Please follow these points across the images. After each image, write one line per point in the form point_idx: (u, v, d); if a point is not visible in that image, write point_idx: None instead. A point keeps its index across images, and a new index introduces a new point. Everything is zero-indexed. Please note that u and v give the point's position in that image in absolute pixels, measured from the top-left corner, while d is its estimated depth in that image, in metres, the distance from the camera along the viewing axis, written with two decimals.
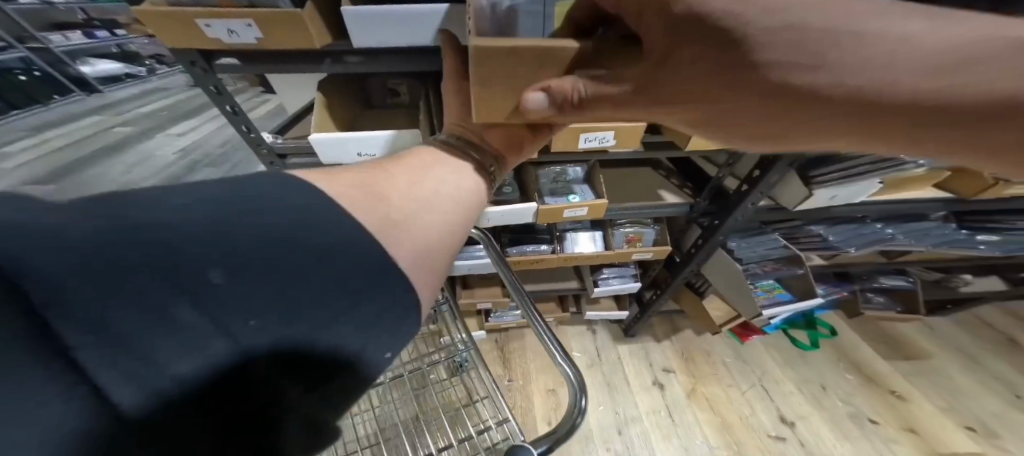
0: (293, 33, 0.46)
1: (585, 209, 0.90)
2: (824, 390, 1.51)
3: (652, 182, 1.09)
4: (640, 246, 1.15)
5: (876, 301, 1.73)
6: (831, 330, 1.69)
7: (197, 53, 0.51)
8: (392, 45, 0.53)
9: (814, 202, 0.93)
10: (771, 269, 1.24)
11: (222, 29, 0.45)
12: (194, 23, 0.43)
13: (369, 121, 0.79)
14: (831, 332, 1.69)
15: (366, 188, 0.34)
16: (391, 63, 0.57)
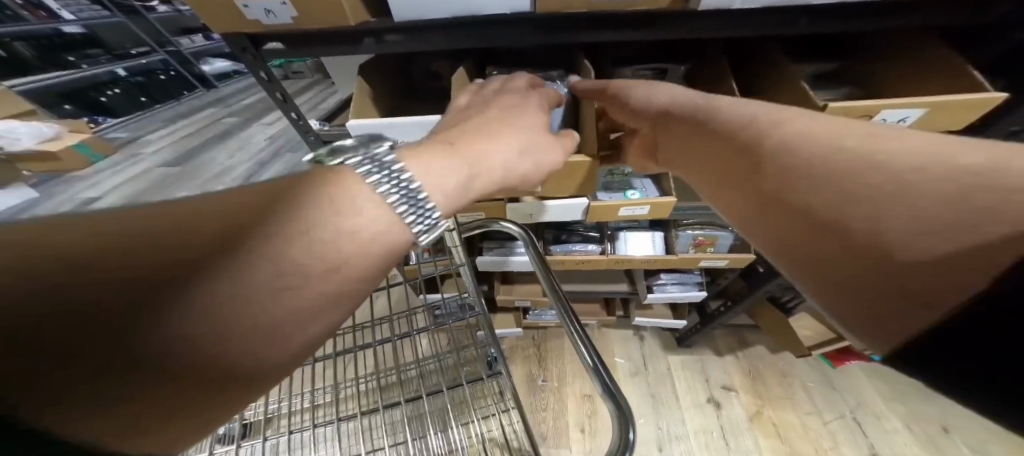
0: (332, 6, 0.42)
1: (646, 207, 0.79)
2: (948, 434, 1.20)
3: None
4: (711, 251, 0.99)
5: None
6: None
7: (245, 37, 0.49)
8: (443, 18, 0.48)
9: None
10: None
11: (260, 10, 0.42)
12: (234, 5, 0.41)
13: (418, 105, 0.75)
14: None
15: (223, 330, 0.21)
16: (445, 41, 0.52)
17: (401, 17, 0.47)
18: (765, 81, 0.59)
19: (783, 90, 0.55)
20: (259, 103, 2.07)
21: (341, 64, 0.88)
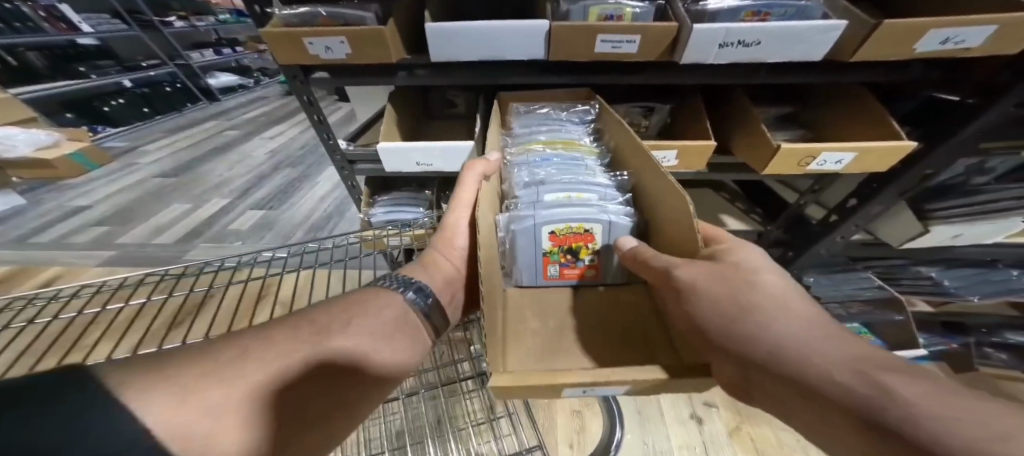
0: (381, 45, 0.50)
1: None
2: None
3: (716, 206, 1.05)
4: None
5: None
6: None
7: (298, 67, 0.56)
8: (469, 59, 0.57)
9: (930, 240, 0.83)
10: (858, 310, 1.10)
11: (321, 46, 0.49)
12: (300, 41, 0.49)
13: (432, 129, 0.83)
14: None
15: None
16: (470, 76, 0.60)
17: (436, 57, 0.56)
18: (737, 125, 0.69)
19: (749, 132, 0.66)
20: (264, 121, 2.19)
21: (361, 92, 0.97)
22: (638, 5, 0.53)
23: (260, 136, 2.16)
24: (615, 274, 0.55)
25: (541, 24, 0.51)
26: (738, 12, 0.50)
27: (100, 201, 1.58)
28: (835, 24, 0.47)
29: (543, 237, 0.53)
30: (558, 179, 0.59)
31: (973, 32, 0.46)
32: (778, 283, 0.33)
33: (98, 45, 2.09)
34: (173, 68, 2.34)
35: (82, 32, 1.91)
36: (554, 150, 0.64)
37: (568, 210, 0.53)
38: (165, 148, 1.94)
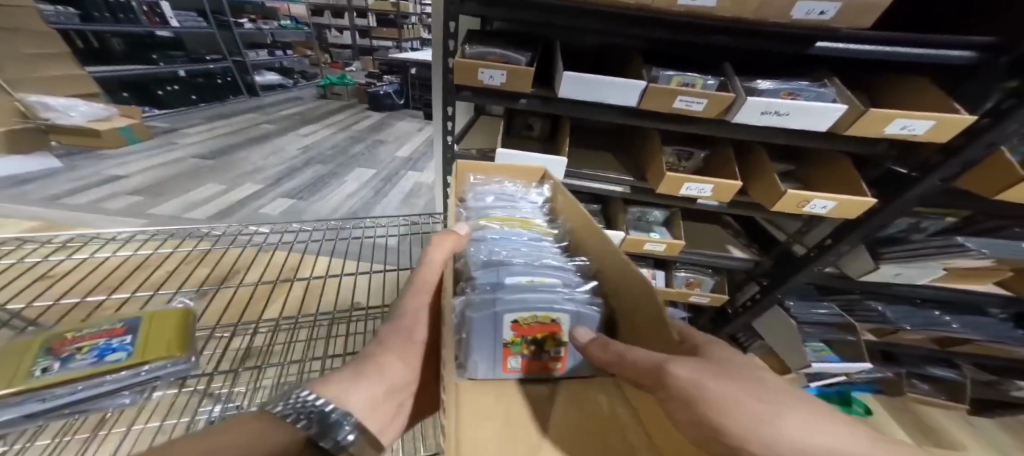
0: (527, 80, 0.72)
1: (663, 245, 1.07)
2: None
3: (721, 238, 1.27)
4: (699, 290, 1.30)
5: (919, 387, 1.51)
6: (867, 409, 1.49)
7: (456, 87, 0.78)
8: (580, 99, 0.77)
9: (881, 276, 1.05)
10: (825, 335, 1.31)
11: (487, 75, 0.72)
12: (475, 69, 0.71)
13: (513, 144, 1.01)
14: (866, 411, 1.49)
15: None
16: (571, 109, 0.81)
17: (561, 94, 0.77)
18: (757, 172, 0.90)
19: (765, 177, 0.87)
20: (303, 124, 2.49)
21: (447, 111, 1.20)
22: (708, 78, 0.74)
23: (294, 133, 2.40)
24: (588, 367, 0.47)
25: (639, 83, 0.72)
26: (777, 92, 0.70)
27: (138, 173, 1.67)
28: (835, 107, 0.65)
29: (505, 325, 0.46)
30: (517, 263, 0.56)
31: (920, 124, 0.61)
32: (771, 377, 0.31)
33: (170, 36, 2.78)
34: (229, 64, 3.22)
35: (167, 26, 2.59)
36: (511, 229, 0.65)
37: (537, 296, 0.49)
38: (208, 135, 2.14)
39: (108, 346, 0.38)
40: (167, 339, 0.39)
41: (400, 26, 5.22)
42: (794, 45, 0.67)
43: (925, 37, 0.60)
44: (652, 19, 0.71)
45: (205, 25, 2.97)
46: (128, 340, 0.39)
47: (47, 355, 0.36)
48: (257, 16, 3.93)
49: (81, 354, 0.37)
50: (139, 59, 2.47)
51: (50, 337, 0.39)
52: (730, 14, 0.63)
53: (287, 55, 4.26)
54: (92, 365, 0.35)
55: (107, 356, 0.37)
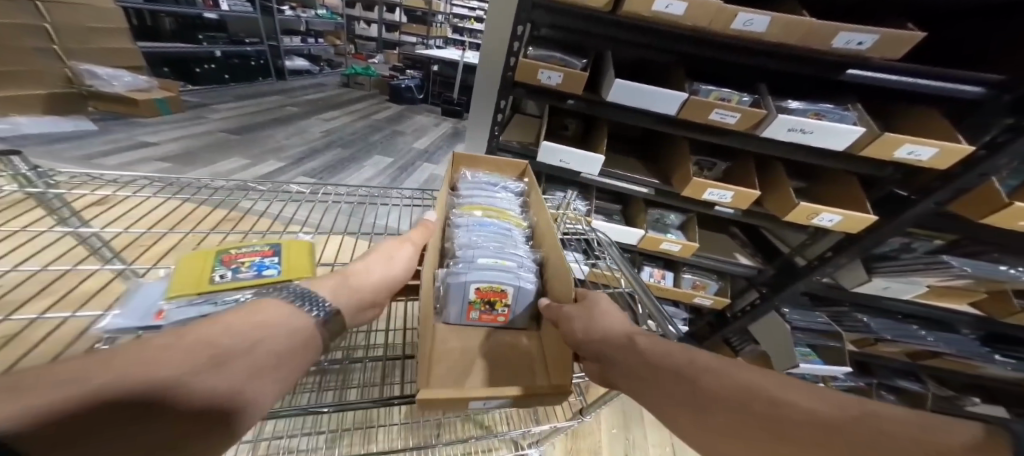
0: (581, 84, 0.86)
1: (679, 246, 1.14)
2: None
3: (730, 246, 1.35)
4: (704, 292, 1.39)
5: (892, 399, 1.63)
6: None
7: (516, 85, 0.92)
8: (625, 104, 0.86)
9: (870, 289, 1.13)
10: (812, 342, 1.41)
11: (547, 75, 0.86)
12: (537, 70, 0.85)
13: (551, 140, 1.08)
14: None
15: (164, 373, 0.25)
16: (614, 112, 0.90)
17: (609, 98, 0.86)
18: (772, 185, 0.97)
19: (779, 190, 0.93)
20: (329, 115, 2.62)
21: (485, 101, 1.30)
22: (744, 95, 0.82)
23: (317, 118, 2.52)
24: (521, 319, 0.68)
25: (681, 94, 0.81)
26: (805, 112, 0.78)
27: (168, 141, 1.75)
28: (853, 129, 0.73)
29: (470, 290, 0.64)
30: (485, 245, 0.73)
31: (926, 150, 0.70)
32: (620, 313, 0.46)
33: (217, 19, 3.36)
34: (264, 48, 3.79)
35: (217, 9, 3.18)
36: (489, 217, 0.80)
37: (493, 272, 0.66)
38: (237, 115, 2.24)
39: (264, 265, 0.47)
40: (304, 266, 0.48)
41: (426, 24, 5.73)
42: (825, 71, 0.76)
43: (939, 72, 0.69)
44: (699, 37, 0.80)
45: (249, 8, 3.56)
46: (276, 261, 0.48)
47: (222, 266, 0.46)
48: (296, 4, 4.51)
49: (244, 267, 0.47)
50: (186, 38, 3.04)
51: (219, 249, 0.49)
52: (775, 39, 0.73)
53: (315, 42, 4.74)
54: (255, 277, 0.45)
55: (263, 271, 0.46)
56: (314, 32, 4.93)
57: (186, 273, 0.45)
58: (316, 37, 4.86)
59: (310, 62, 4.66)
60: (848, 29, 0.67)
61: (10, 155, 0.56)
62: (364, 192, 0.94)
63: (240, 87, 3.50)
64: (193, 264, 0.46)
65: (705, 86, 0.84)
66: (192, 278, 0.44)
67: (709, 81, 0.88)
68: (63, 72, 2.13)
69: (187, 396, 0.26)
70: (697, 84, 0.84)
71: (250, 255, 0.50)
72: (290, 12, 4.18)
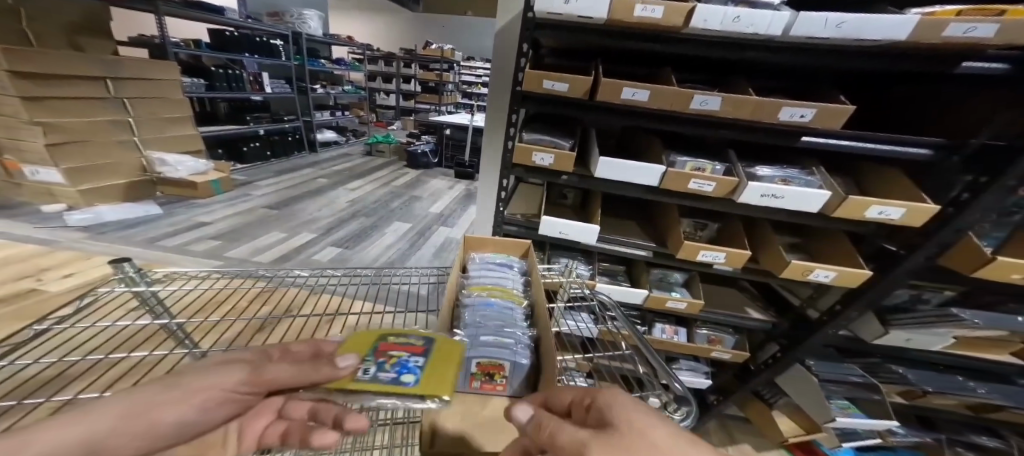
0: (570, 162, 0.96)
1: (684, 304, 1.15)
2: None
3: (740, 300, 1.34)
4: (721, 347, 1.35)
5: None
6: None
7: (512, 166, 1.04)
8: (611, 179, 0.94)
9: (892, 342, 1.08)
10: (848, 397, 1.32)
11: (539, 157, 0.98)
12: (529, 153, 0.97)
13: (550, 211, 1.17)
14: None
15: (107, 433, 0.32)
16: (599, 184, 0.98)
17: (596, 174, 0.95)
18: (763, 243, 1.00)
19: (770, 249, 0.96)
20: (354, 184, 2.86)
21: (489, 170, 1.44)
22: (717, 164, 0.89)
23: (342, 188, 2.75)
24: (519, 390, 0.70)
25: (658, 166, 0.88)
26: (773, 178, 0.83)
27: (218, 220, 1.95)
28: (819, 192, 0.78)
29: (472, 362, 0.68)
30: (487, 324, 0.77)
31: (895, 209, 0.73)
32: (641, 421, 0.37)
33: (261, 101, 3.89)
34: (299, 124, 4.27)
35: (262, 91, 3.71)
36: (494, 297, 0.85)
37: (493, 349, 0.70)
38: (272, 191, 2.48)
39: (408, 365, 0.46)
40: (443, 379, 0.44)
41: (439, 92, 6.30)
42: (784, 138, 0.82)
43: (888, 136, 0.74)
44: (665, 115, 0.91)
45: (287, 90, 4.11)
46: (418, 363, 0.46)
47: (368, 357, 0.47)
48: (327, 84, 5.14)
49: (389, 365, 0.45)
50: (236, 122, 3.50)
51: (383, 332, 0.52)
52: (732, 116, 0.83)
53: (343, 115, 5.30)
54: (393, 380, 0.43)
55: (403, 375, 0.44)
56: (342, 106, 5.52)
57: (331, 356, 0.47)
58: (344, 110, 5.43)
59: (338, 132, 5.15)
60: (791, 105, 0.76)
61: (121, 262, 0.67)
62: (378, 268, 1.03)
63: (279, 161, 3.90)
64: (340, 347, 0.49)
65: (681, 158, 0.91)
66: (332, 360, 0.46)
67: (684, 153, 0.96)
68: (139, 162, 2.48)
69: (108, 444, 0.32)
70: (672, 156, 0.92)
71: (402, 346, 0.50)
72: (322, 91, 4.75)
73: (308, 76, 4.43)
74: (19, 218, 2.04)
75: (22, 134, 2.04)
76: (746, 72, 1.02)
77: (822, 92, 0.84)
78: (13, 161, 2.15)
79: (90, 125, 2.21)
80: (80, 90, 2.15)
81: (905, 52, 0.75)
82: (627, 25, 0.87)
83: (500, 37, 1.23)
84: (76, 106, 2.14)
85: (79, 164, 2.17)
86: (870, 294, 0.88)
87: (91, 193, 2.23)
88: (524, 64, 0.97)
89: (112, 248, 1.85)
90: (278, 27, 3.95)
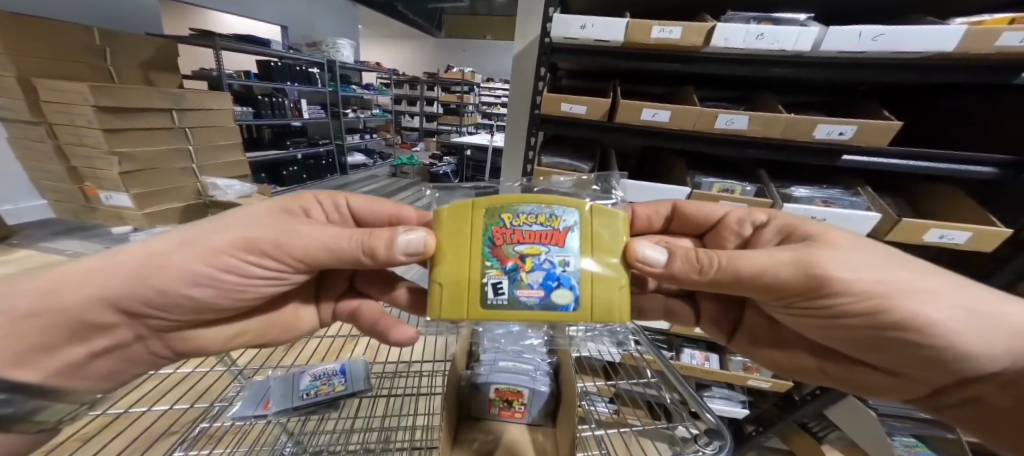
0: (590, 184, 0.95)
1: None
2: None
3: None
4: (758, 374, 1.25)
5: None
6: None
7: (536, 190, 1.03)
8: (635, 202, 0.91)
9: None
10: (908, 432, 1.21)
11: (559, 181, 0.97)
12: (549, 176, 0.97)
13: None
14: None
15: (151, 270, 0.45)
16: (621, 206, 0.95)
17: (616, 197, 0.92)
18: None
19: None
20: None
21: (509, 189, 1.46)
22: (746, 185, 0.84)
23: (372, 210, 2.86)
24: (538, 418, 0.67)
25: (683, 188, 0.85)
26: (812, 199, 0.78)
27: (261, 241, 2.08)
28: (870, 216, 0.70)
29: (491, 389, 0.66)
30: (506, 349, 0.75)
31: (959, 233, 0.67)
32: (780, 262, 0.43)
33: (299, 126, 4.16)
34: (332, 147, 4.51)
35: (300, 118, 3.96)
36: None
37: (511, 374, 0.67)
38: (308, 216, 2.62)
39: (553, 275, 0.45)
40: (606, 305, 0.45)
41: (461, 113, 6.51)
42: (823, 157, 0.77)
43: (935, 154, 0.69)
44: (685, 135, 0.87)
45: (322, 114, 4.37)
46: (555, 270, 0.45)
47: (498, 265, 0.45)
48: (356, 108, 5.41)
49: (527, 276, 0.45)
50: (276, 147, 3.75)
51: (490, 210, 0.47)
52: (761, 134, 0.79)
53: (372, 136, 5.56)
54: (545, 300, 0.44)
55: (554, 293, 0.44)
56: (371, 128, 5.79)
57: (456, 273, 0.45)
58: (371, 132, 5.68)
59: (366, 153, 5.40)
60: (826, 122, 0.72)
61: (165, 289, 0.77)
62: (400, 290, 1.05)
63: (314, 183, 4.13)
64: (459, 246, 0.46)
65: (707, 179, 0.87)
66: (467, 271, 0.45)
67: (711, 174, 0.92)
68: (195, 186, 2.71)
69: (161, 275, 0.45)
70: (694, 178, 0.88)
71: (530, 229, 0.46)
72: (352, 115, 5.01)
73: (341, 102, 4.70)
74: (93, 240, 2.29)
75: (100, 163, 2.26)
76: (771, 87, 0.99)
77: (861, 106, 0.79)
78: (91, 188, 2.39)
79: (158, 154, 2.44)
80: (150, 121, 2.37)
81: (947, 62, 0.70)
82: (643, 47, 0.86)
83: (517, 62, 1.25)
84: (148, 136, 2.37)
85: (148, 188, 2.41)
86: None
87: (153, 214, 2.46)
88: (542, 87, 0.97)
89: None
90: (315, 57, 4.24)
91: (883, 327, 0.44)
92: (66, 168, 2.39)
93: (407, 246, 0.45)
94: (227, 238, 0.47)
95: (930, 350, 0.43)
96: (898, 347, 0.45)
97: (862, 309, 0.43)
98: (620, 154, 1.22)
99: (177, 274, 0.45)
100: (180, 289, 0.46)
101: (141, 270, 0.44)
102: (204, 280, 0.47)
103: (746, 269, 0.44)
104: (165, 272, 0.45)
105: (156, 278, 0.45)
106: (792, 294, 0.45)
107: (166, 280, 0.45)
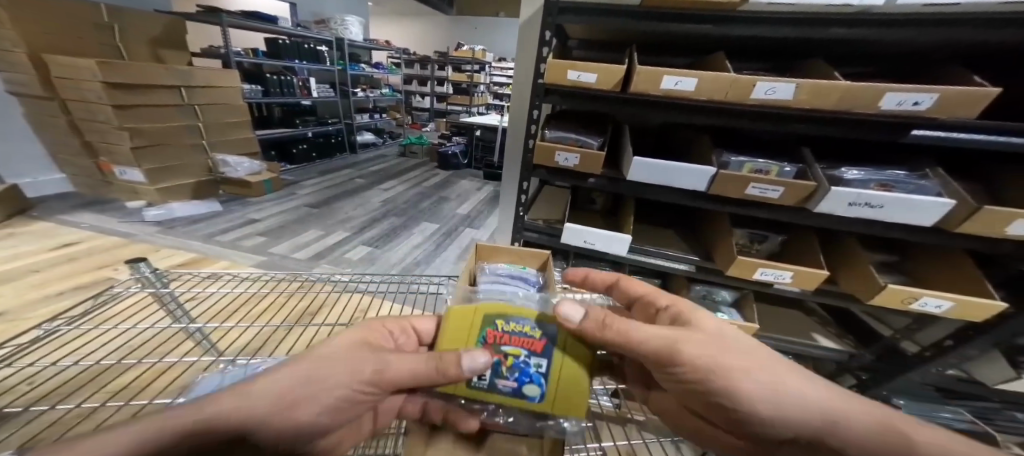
0: (599, 163, 0.84)
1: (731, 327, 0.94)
2: None
3: (803, 324, 1.04)
4: None
5: None
6: None
7: (540, 169, 0.93)
8: (648, 182, 0.80)
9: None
10: None
11: (565, 158, 0.86)
12: (554, 153, 0.86)
13: (576, 217, 1.09)
14: None
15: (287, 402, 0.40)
16: (633, 188, 0.85)
17: (629, 177, 0.81)
18: (844, 258, 0.80)
19: (858, 266, 0.75)
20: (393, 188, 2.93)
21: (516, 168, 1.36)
22: (783, 164, 0.73)
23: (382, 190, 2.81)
24: None
25: (709, 168, 0.73)
26: (867, 182, 0.67)
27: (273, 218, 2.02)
28: (942, 202, 0.60)
29: None
30: None
31: None
32: (645, 329, 0.46)
33: (309, 104, 4.06)
34: (342, 127, 4.42)
35: (309, 96, 3.86)
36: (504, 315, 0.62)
37: None
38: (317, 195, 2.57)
39: (528, 372, 0.45)
40: (572, 400, 0.44)
41: (472, 93, 6.35)
42: (885, 133, 0.65)
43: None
44: (712, 107, 0.75)
45: (331, 93, 4.26)
46: (537, 367, 0.44)
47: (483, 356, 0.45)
48: (366, 86, 5.25)
49: (507, 370, 0.44)
50: (286, 125, 3.68)
51: (490, 314, 0.46)
52: (806, 106, 0.67)
53: (381, 116, 5.44)
54: (516, 394, 0.44)
55: (525, 386, 0.44)
56: (381, 109, 5.67)
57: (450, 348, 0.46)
58: (381, 112, 5.54)
59: (374, 132, 5.29)
60: (897, 90, 0.60)
61: (137, 262, 0.71)
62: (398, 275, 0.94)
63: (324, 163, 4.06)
64: (458, 336, 0.46)
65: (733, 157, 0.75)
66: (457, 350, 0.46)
67: (739, 153, 0.80)
68: (206, 163, 2.64)
69: (296, 410, 0.40)
70: (717, 157, 0.76)
71: (517, 330, 0.46)
72: (362, 94, 4.86)
73: (351, 80, 4.56)
74: (108, 215, 2.26)
75: (111, 138, 2.19)
76: (816, 55, 0.86)
77: (945, 74, 0.66)
78: (104, 163, 2.33)
79: (168, 129, 2.36)
80: (159, 99, 2.28)
81: None
82: (668, 3, 0.72)
83: (525, 28, 1.11)
84: (156, 113, 2.29)
85: (162, 163, 2.36)
86: (1007, 326, 0.71)
87: (166, 191, 2.40)
88: (547, 56, 0.85)
89: (178, 243, 1.98)
90: (324, 34, 4.09)
91: (707, 391, 0.44)
92: (81, 142, 2.34)
93: (473, 367, 0.42)
94: (353, 373, 0.42)
95: (748, 415, 0.43)
96: (727, 413, 0.44)
97: (693, 377, 0.45)
98: (636, 132, 1.09)
99: (312, 408, 0.40)
100: (309, 421, 0.40)
101: (283, 402, 0.39)
102: (334, 408, 0.41)
103: (630, 338, 0.45)
104: (308, 396, 0.40)
105: (297, 409, 0.40)
106: (654, 361, 0.46)
107: (299, 415, 0.40)
